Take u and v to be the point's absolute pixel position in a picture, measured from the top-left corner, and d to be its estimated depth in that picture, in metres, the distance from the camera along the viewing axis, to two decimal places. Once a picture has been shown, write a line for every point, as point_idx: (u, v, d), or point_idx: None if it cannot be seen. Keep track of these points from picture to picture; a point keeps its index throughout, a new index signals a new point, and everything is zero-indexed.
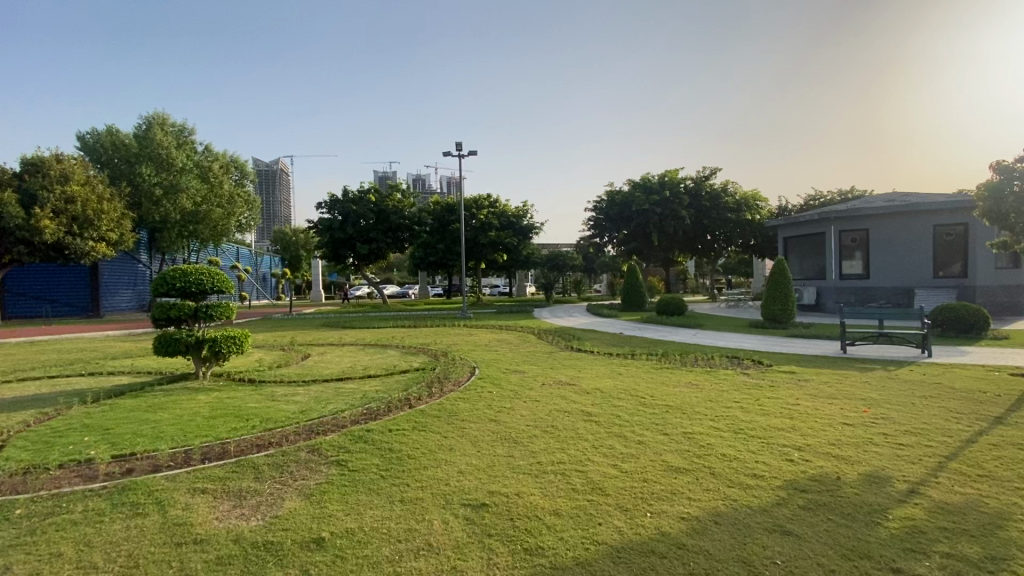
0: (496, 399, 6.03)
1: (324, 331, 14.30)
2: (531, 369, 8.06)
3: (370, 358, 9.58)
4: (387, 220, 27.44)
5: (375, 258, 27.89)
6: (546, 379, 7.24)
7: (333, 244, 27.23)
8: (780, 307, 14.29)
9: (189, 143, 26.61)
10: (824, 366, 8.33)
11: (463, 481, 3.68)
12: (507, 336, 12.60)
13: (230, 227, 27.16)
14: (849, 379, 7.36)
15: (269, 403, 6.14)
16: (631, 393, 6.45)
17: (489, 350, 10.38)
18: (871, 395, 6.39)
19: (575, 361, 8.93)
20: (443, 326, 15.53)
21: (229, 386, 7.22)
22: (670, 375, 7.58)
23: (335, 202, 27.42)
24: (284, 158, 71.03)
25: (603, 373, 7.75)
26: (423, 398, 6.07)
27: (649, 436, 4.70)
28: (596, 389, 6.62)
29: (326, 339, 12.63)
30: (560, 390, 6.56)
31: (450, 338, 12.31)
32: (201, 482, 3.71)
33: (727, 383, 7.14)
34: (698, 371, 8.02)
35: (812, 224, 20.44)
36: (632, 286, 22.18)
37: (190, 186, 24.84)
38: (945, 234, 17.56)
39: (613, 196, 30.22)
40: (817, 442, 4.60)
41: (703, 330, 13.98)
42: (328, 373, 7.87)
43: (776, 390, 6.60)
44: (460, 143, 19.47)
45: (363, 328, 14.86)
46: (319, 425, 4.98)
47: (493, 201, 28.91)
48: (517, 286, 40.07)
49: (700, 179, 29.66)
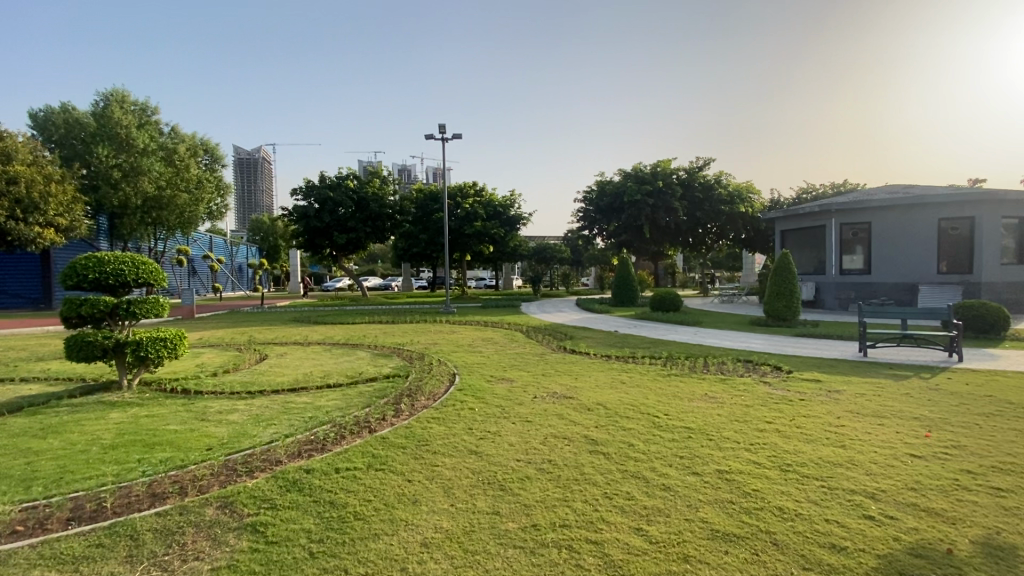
0: (477, 420, 4.89)
1: (292, 328, 13.01)
2: (519, 377, 6.93)
3: (336, 361, 8.35)
4: (367, 208, 25.99)
5: (354, 248, 26.48)
6: (537, 391, 6.13)
7: (309, 232, 25.76)
8: (784, 303, 13.39)
9: (152, 123, 24.93)
10: (852, 373, 7.35)
11: (429, 566, 2.56)
12: (492, 335, 11.43)
13: (198, 214, 25.57)
14: (887, 390, 6.37)
15: (193, 425, 4.92)
16: (639, 410, 5.37)
17: (472, 352, 9.22)
18: (922, 412, 5.38)
19: (570, 366, 7.81)
20: (423, 322, 14.32)
21: (156, 399, 5.98)
22: (682, 385, 6.54)
23: (312, 187, 25.88)
24: (264, 145, 68.61)
25: (603, 382, 6.67)
26: (387, 419, 4.90)
27: (676, 479, 3.61)
28: (599, 405, 5.51)
29: (291, 337, 11.36)
30: (554, 406, 5.44)
31: (430, 338, 11.12)
32: (40, 570, 2.60)
33: (748, 395, 6.10)
34: (710, 379, 6.97)
35: (811, 216, 19.62)
36: (623, 279, 21.24)
37: (153, 168, 23.15)
38: (951, 229, 16.84)
39: (603, 185, 29.26)
40: (892, 485, 3.54)
41: (704, 328, 12.99)
42: (280, 382, 6.64)
43: (811, 407, 5.56)
44: (442, 125, 18.12)
45: (335, 326, 13.57)
46: (245, 463, 3.81)
47: (479, 189, 27.64)
48: (503, 279, 38.96)
49: (693, 169, 28.75)
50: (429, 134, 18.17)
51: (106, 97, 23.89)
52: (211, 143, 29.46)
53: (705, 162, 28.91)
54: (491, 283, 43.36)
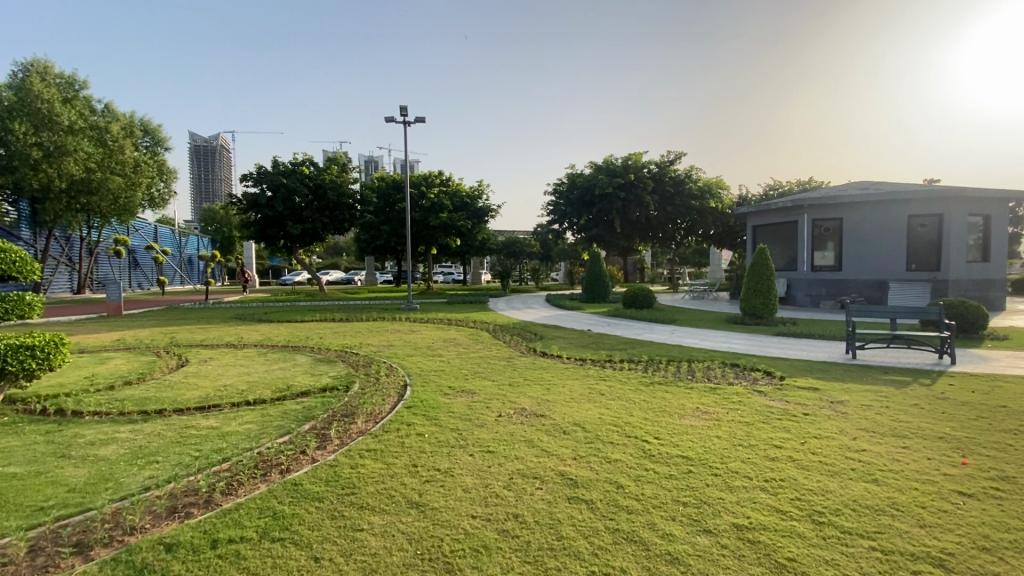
0: (425, 452, 3.86)
1: (230, 328, 11.58)
2: (481, 389, 5.91)
3: (268, 369, 7.13)
4: (323, 197, 24.29)
5: (310, 239, 24.84)
6: (505, 407, 5.15)
7: (261, 222, 24.00)
8: (761, 301, 12.84)
9: (80, 100, 22.62)
10: (848, 380, 6.69)
11: None
12: (456, 336, 10.35)
13: (135, 199, 23.48)
14: (893, 401, 5.68)
15: (42, 466, 3.71)
16: (625, 432, 4.43)
17: (430, 356, 8.15)
18: (945, 429, 4.67)
19: (539, 373, 6.83)
20: (381, 320, 13.08)
21: (16, 424, 4.70)
22: (668, 397, 5.70)
23: (263, 174, 24.00)
24: (222, 132, 65.08)
25: (579, 394, 5.74)
26: (306, 456, 3.79)
27: (684, 543, 2.69)
28: (576, 427, 4.54)
29: (224, 339, 10.00)
30: (522, 429, 4.45)
31: (385, 339, 9.98)
32: None
33: (745, 409, 5.28)
34: (699, 387, 6.14)
35: (783, 212, 19.36)
36: (594, 275, 20.48)
37: (80, 148, 20.87)
38: (920, 225, 16.79)
39: (574, 178, 28.54)
40: (957, 545, 2.72)
41: (680, 327, 12.31)
42: (186, 399, 5.41)
43: (820, 424, 4.78)
44: (404, 108, 16.84)
45: (280, 325, 12.20)
46: (81, 537, 2.66)
47: (446, 179, 26.41)
48: (471, 274, 37.88)
49: (664, 163, 28.22)
50: (390, 117, 16.85)
51: (26, 68, 21.45)
52: (151, 123, 27.41)
53: (675, 156, 28.49)
54: (459, 278, 42.10)
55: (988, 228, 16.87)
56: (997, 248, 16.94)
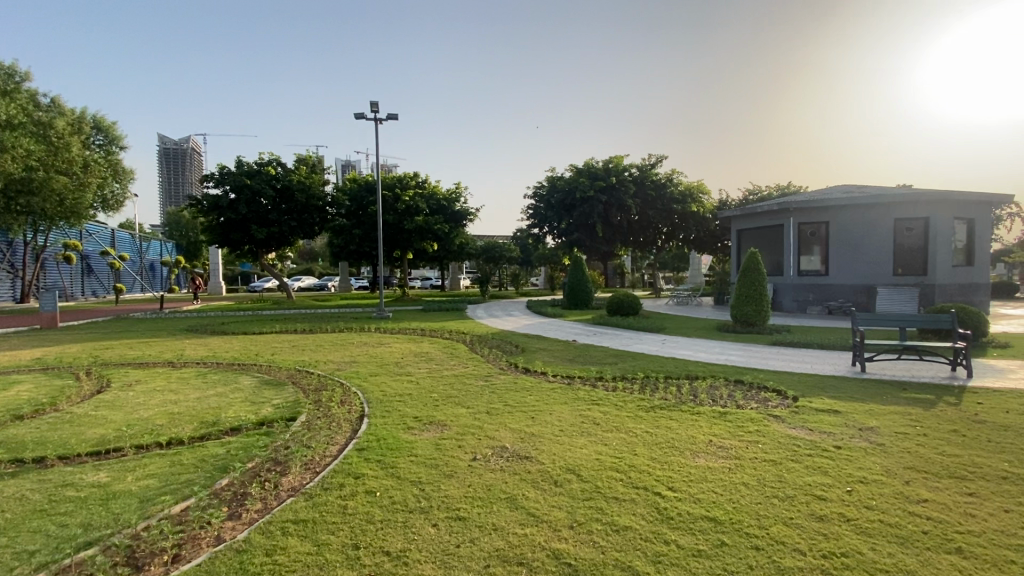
0: (374, 524, 2.91)
1: (175, 343, 10.39)
2: (453, 419, 4.94)
3: (201, 396, 6.06)
4: (291, 198, 22.94)
5: (276, 243, 23.48)
6: (480, 446, 4.21)
7: (223, 225, 22.58)
8: (753, 307, 12.20)
9: (24, 95, 21.03)
10: (869, 399, 5.96)
11: None
12: (428, 349, 9.33)
13: (83, 200, 21.73)
14: (930, 426, 4.95)
15: None
16: (630, 481, 3.54)
17: (397, 374, 7.15)
18: (1009, 466, 3.93)
19: (521, 396, 5.92)
20: (348, 331, 12.00)
21: None
22: (673, 426, 4.86)
23: (225, 174, 22.58)
24: (193, 135, 62.83)
25: (570, 425, 4.83)
26: (207, 534, 2.80)
27: None
28: (570, 474, 3.64)
29: (163, 356, 8.81)
30: (502, 480, 3.52)
31: (349, 354, 8.93)
32: None
33: (766, 442, 4.45)
34: (706, 413, 5.30)
35: (768, 215, 18.93)
36: (576, 281, 19.69)
37: (20, 145, 18.84)
38: (907, 229, 16.51)
39: (554, 181, 27.76)
40: None
41: (670, 336, 11.54)
42: (79, 443, 4.33)
43: (861, 462, 3.99)
44: (375, 103, 15.75)
45: (234, 338, 11.02)
46: None
47: (421, 180, 25.30)
48: (449, 279, 36.83)
49: (645, 166, 27.63)
50: (359, 113, 15.85)
51: None
52: (104, 121, 25.86)
53: (656, 159, 27.98)
54: (437, 284, 40.99)
55: (972, 231, 16.68)
56: (981, 252, 16.76)
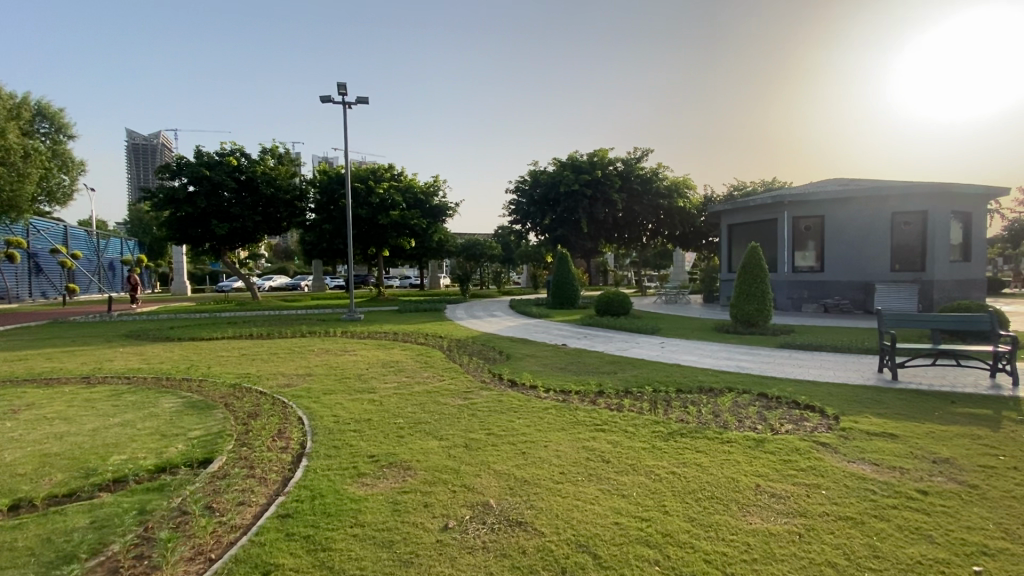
0: None
1: (104, 353, 8.92)
2: (419, 460, 3.78)
3: (101, 425, 4.76)
4: (255, 191, 21.35)
5: (240, 239, 21.87)
6: (455, 505, 3.06)
7: (180, 220, 20.86)
8: (754, 307, 11.24)
9: None
10: (922, 416, 5.02)
11: None
12: (398, 358, 8.10)
13: (24, 193, 19.58)
14: (1016, 457, 4.01)
15: None
16: (670, 566, 2.47)
17: (357, 392, 5.95)
18: None
19: (507, 420, 4.81)
20: (310, 337, 10.68)
21: None
22: (704, 464, 3.78)
23: (183, 164, 20.81)
24: (164, 130, 60.09)
25: (572, 464, 3.73)
26: None
27: None
28: (584, 554, 2.54)
29: (78, 370, 7.41)
30: (487, 568, 2.42)
31: (304, 364, 7.66)
32: None
33: (828, 486, 3.42)
34: (737, 441, 4.26)
35: (760, 209, 18.16)
36: (561, 279, 18.60)
37: None
38: (904, 224, 15.89)
39: (537, 175, 26.67)
40: None
41: (668, 338, 10.53)
42: None
43: (963, 522, 3.00)
44: (344, 85, 14.45)
45: (176, 346, 9.62)
46: None
47: (397, 173, 23.91)
48: (429, 278, 35.46)
49: (631, 160, 26.68)
50: (326, 96, 14.53)
51: None
52: (50, 108, 23.86)
53: (642, 153, 27.06)
54: (416, 283, 39.51)
55: (968, 227, 16.16)
56: (977, 248, 16.27)
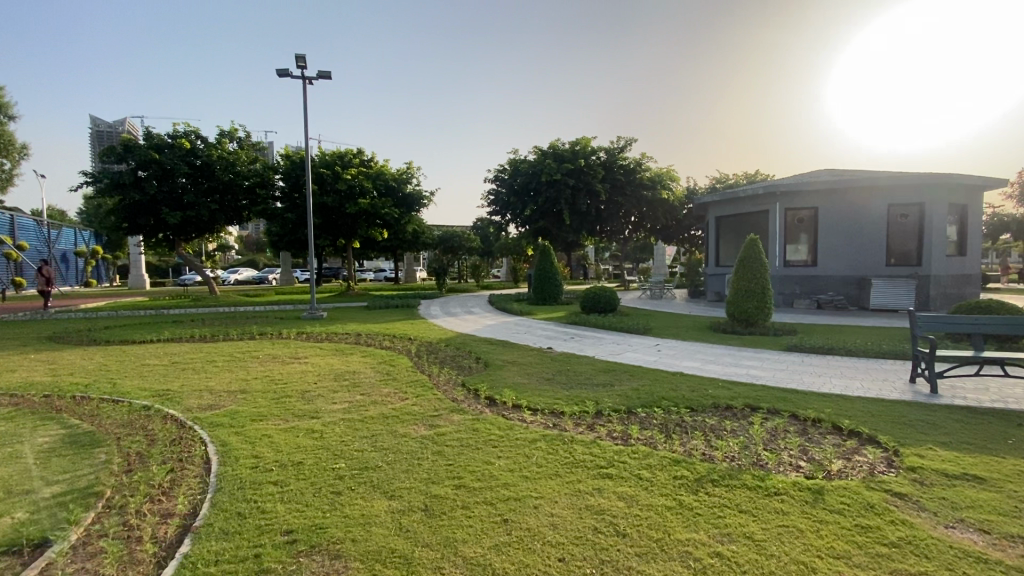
0: None
1: (2, 363, 7.44)
2: (356, 539, 2.64)
3: None
4: (212, 176, 19.60)
5: (195, 229, 20.12)
6: None
7: (127, 207, 19.02)
8: (755, 304, 10.32)
9: None
10: (996, 446, 4.11)
11: None
12: (355, 368, 6.85)
13: None
14: None
15: None
16: None
17: (296, 418, 4.75)
18: None
19: (484, 460, 3.68)
20: (259, 339, 9.31)
21: None
22: (757, 538, 2.70)
23: (129, 146, 18.90)
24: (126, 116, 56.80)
25: (574, 545, 2.61)
26: None
27: None
28: None
29: None
30: None
31: (240, 377, 6.38)
32: None
33: None
34: (790, 494, 3.21)
35: (751, 201, 17.36)
36: (544, 273, 17.50)
37: None
38: (899, 216, 15.28)
39: (517, 164, 25.45)
40: None
41: (663, 339, 9.55)
42: None
43: None
44: (304, 57, 12.97)
45: (96, 352, 8.16)
46: None
47: (368, 159, 22.39)
48: (405, 272, 34.00)
49: (615, 150, 25.59)
50: (282, 70, 13.01)
51: None
52: None
53: (626, 142, 26.05)
54: (392, 276, 37.96)
55: (963, 220, 15.62)
56: (971, 242, 15.77)
